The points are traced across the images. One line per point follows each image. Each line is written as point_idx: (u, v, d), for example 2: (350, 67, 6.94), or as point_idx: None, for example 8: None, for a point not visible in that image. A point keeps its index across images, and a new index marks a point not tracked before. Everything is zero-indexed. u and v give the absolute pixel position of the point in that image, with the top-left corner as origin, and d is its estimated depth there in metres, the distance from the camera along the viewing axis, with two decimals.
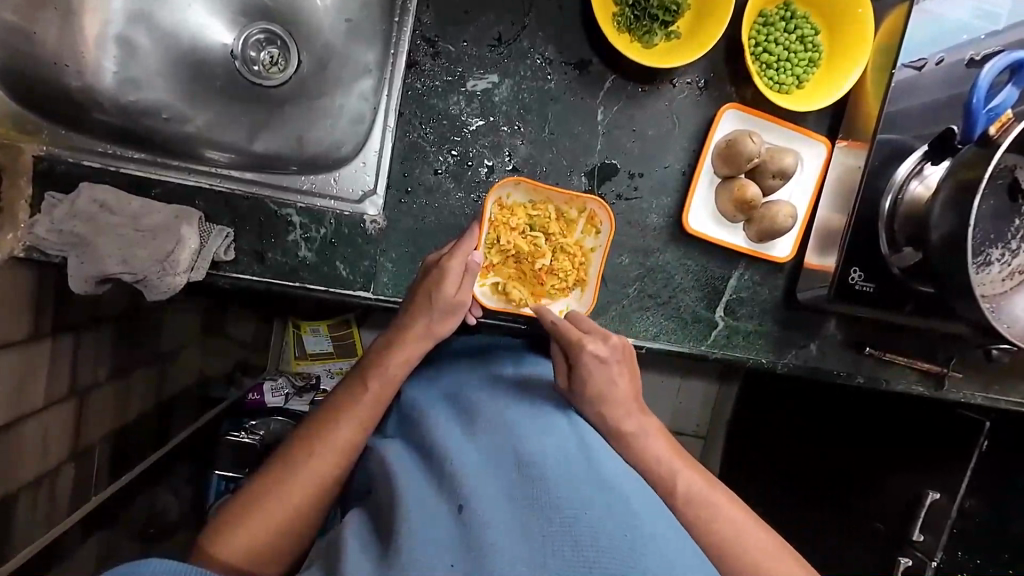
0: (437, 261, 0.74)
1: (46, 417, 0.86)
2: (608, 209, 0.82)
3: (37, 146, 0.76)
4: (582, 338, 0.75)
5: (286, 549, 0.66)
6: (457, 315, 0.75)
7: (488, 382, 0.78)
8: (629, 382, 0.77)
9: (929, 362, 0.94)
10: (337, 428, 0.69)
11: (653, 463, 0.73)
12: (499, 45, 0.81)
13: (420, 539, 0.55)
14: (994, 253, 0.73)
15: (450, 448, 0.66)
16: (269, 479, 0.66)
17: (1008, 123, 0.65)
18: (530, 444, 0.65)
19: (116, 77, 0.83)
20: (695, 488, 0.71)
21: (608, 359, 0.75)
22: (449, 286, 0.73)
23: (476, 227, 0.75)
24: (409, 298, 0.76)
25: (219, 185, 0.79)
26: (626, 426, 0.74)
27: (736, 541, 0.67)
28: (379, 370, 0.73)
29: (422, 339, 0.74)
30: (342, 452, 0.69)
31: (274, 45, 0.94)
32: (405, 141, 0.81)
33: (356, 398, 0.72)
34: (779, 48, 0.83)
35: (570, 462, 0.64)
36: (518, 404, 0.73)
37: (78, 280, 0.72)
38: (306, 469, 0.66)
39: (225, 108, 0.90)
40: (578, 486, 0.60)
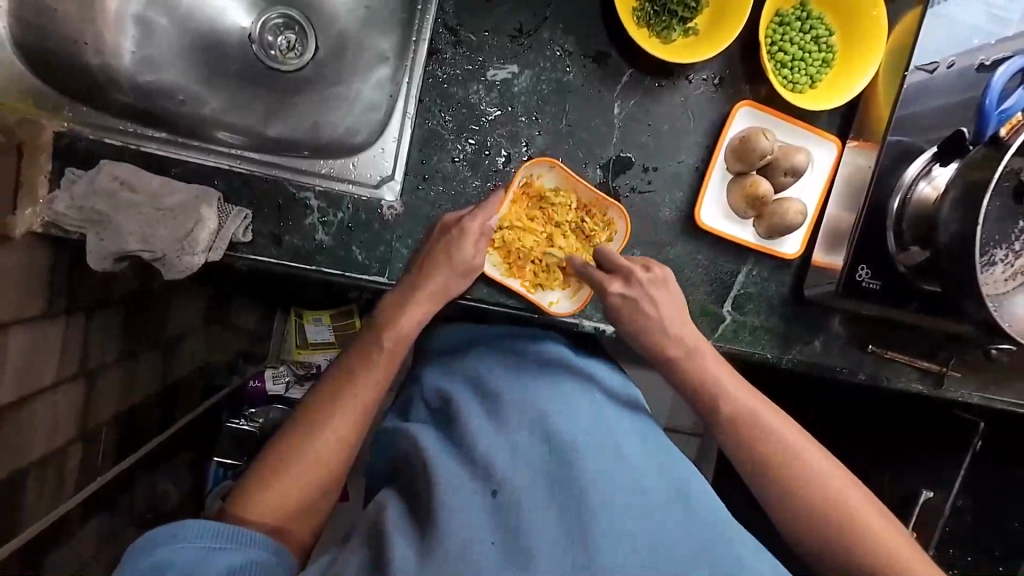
0: (456, 220, 0.76)
1: (55, 395, 0.86)
2: (627, 219, 0.84)
3: (57, 123, 0.75)
4: (604, 279, 0.79)
5: (312, 513, 0.67)
6: (472, 277, 0.77)
7: (509, 361, 0.79)
8: (671, 308, 0.78)
9: (929, 361, 0.96)
10: (353, 392, 0.70)
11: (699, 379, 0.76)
12: (520, 36, 0.82)
13: (462, 520, 0.58)
14: (998, 254, 0.75)
15: (479, 433, 0.67)
16: (288, 443, 0.67)
17: (1018, 125, 0.67)
18: (558, 424, 0.67)
19: (135, 57, 0.83)
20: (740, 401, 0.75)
21: (637, 285, 0.78)
22: (468, 247, 0.75)
23: (498, 194, 0.78)
24: (419, 260, 0.76)
25: (237, 166, 0.80)
26: (667, 349, 0.77)
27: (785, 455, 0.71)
28: (394, 329, 0.73)
29: (432, 298, 0.74)
30: (358, 412, 0.69)
31: (292, 30, 0.94)
32: (424, 128, 0.82)
33: (370, 358, 0.72)
34: (794, 47, 0.84)
35: (597, 444, 0.66)
36: (540, 385, 0.74)
37: (95, 257, 0.72)
38: (325, 432, 0.67)
39: (244, 92, 0.91)
40: (608, 471, 0.62)
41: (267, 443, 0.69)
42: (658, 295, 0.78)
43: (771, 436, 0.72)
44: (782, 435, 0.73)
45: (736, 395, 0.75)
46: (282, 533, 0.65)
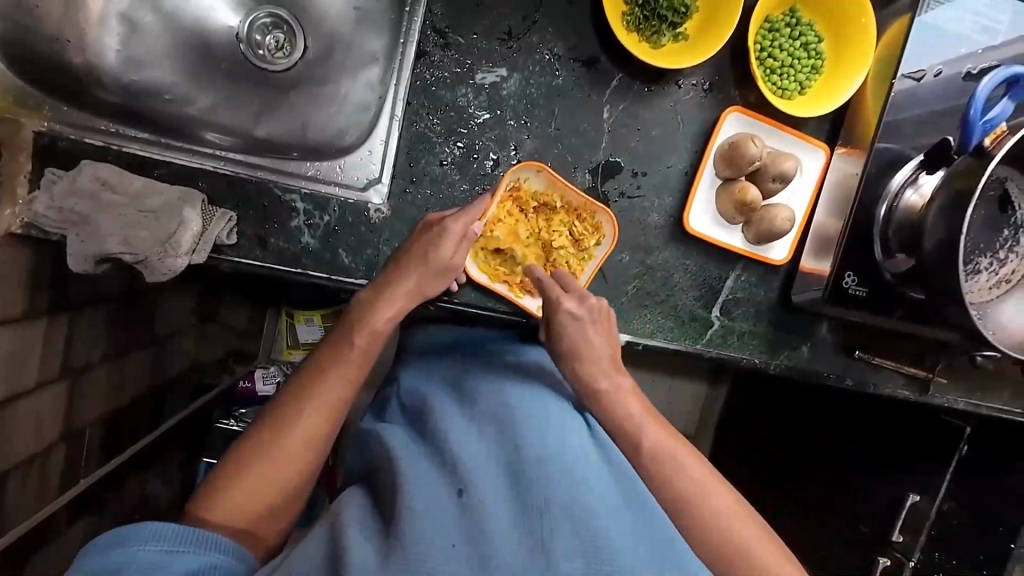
0: (439, 219, 0.75)
1: (40, 396, 0.85)
2: (615, 223, 0.84)
3: (39, 122, 0.74)
4: (560, 296, 0.78)
5: (283, 510, 0.67)
6: (448, 278, 0.76)
7: (487, 367, 0.79)
8: (607, 340, 0.79)
9: (916, 367, 0.97)
10: (322, 388, 0.69)
11: (625, 418, 0.76)
12: (509, 39, 0.81)
13: (423, 521, 0.57)
14: (983, 262, 0.76)
15: (453, 436, 0.67)
16: (255, 443, 0.66)
17: (1003, 135, 0.66)
18: (530, 430, 0.67)
19: (119, 55, 0.82)
20: (658, 442, 0.74)
21: (586, 311, 0.78)
22: (446, 249, 0.74)
23: (484, 199, 0.78)
24: (398, 259, 0.75)
25: (222, 168, 0.79)
26: (599, 384, 0.77)
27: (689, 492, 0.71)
28: (365, 325, 0.72)
29: (407, 295, 0.74)
30: (328, 409, 0.69)
31: (280, 30, 0.93)
32: (412, 131, 0.82)
33: (340, 354, 0.71)
34: (784, 53, 0.84)
35: (568, 453, 0.66)
36: (517, 391, 0.74)
37: (77, 259, 0.72)
38: (293, 429, 0.67)
39: (230, 91, 0.90)
40: (578, 479, 0.63)
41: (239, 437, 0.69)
42: (596, 326, 0.78)
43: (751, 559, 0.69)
44: (762, 558, 0.69)
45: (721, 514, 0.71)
46: (250, 532, 0.65)
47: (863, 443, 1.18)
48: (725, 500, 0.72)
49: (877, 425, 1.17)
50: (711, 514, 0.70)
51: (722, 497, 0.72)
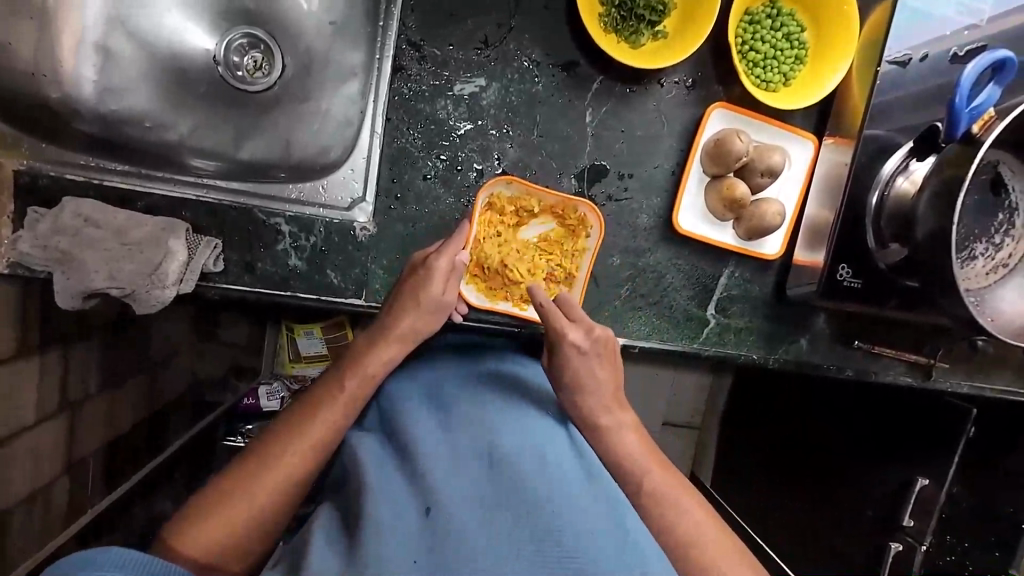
0: (424, 259, 0.75)
1: (36, 434, 0.85)
2: (599, 213, 0.82)
3: (19, 159, 0.75)
4: (564, 325, 0.77)
5: (253, 545, 0.66)
6: (441, 315, 0.76)
7: (467, 377, 0.80)
8: (611, 375, 0.79)
9: (916, 354, 0.96)
10: (308, 432, 0.69)
11: (625, 455, 0.75)
12: (485, 47, 0.80)
13: (388, 533, 0.58)
14: (978, 248, 0.75)
15: (425, 443, 0.68)
16: (237, 477, 0.66)
17: (992, 121, 0.65)
18: (504, 438, 0.69)
19: (96, 86, 0.80)
20: (660, 485, 0.72)
21: (586, 349, 0.77)
22: (437, 287, 0.74)
23: (466, 226, 0.76)
24: (391, 299, 0.76)
25: (206, 196, 0.78)
26: (602, 419, 0.77)
27: (698, 538, 0.69)
28: (358, 369, 0.74)
29: (402, 340, 0.75)
30: (314, 448, 0.69)
31: (258, 49, 0.93)
32: (393, 146, 0.81)
33: (331, 395, 0.72)
34: (766, 45, 0.83)
35: (537, 453, 0.68)
36: (496, 402, 0.75)
37: (65, 297, 0.72)
38: (273, 470, 0.66)
39: (208, 114, 0.89)
40: (545, 475, 0.65)
41: (220, 469, 0.69)
42: (603, 364, 0.78)
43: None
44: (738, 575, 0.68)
45: (691, 520, 0.70)
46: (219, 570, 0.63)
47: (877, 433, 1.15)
48: (700, 514, 0.71)
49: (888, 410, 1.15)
50: (680, 516, 0.70)
51: (691, 505, 0.72)
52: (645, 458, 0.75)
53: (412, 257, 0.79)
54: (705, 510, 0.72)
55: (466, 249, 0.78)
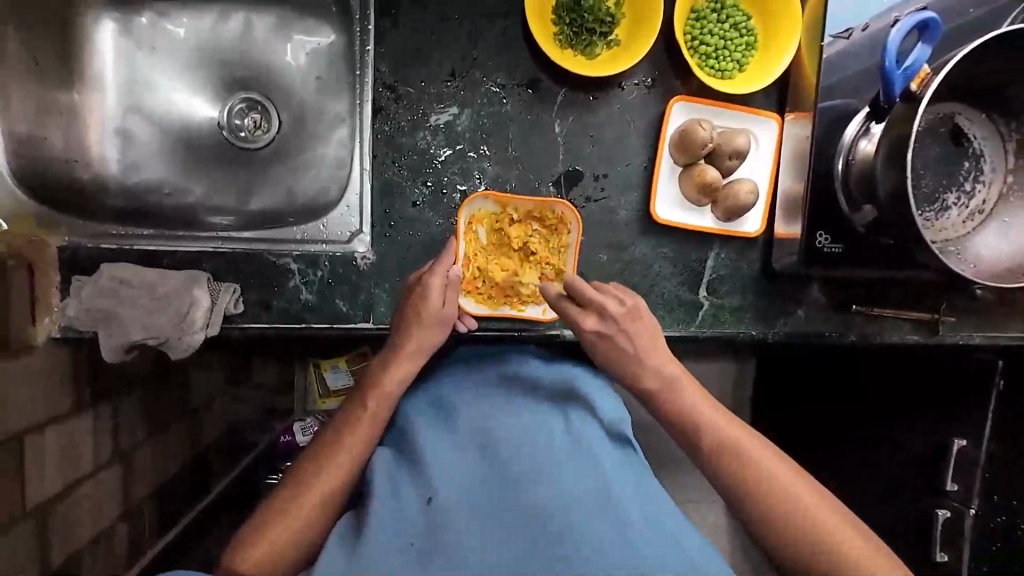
0: (419, 278, 0.81)
1: (95, 481, 0.94)
2: (576, 210, 0.87)
3: (59, 238, 0.83)
4: (578, 312, 0.83)
5: (301, 564, 0.71)
6: (445, 325, 0.82)
7: (470, 385, 0.87)
8: (632, 319, 0.82)
9: (919, 311, 0.96)
10: (339, 451, 0.75)
11: (649, 373, 0.82)
12: (454, 79, 0.88)
13: (391, 529, 0.70)
14: (950, 198, 0.77)
15: (428, 452, 0.78)
16: (279, 503, 0.72)
17: (928, 77, 0.68)
18: (500, 444, 0.78)
19: (120, 163, 0.93)
20: (685, 397, 0.80)
21: (609, 320, 0.81)
22: (434, 300, 0.80)
23: (451, 243, 0.83)
24: (398, 321, 0.83)
25: (222, 247, 0.86)
26: (618, 349, 0.82)
27: (724, 439, 0.76)
28: (376, 389, 0.80)
29: (412, 357, 0.81)
30: (345, 466, 0.75)
31: (256, 111, 1.01)
32: (382, 179, 0.88)
33: (355, 418, 0.78)
34: (715, 38, 0.88)
35: (529, 454, 0.77)
36: (497, 408, 0.83)
37: (110, 351, 0.82)
38: (309, 491, 0.72)
39: (217, 175, 0.99)
40: (533, 482, 0.74)
41: (263, 500, 0.75)
42: (638, 325, 0.82)
43: (775, 485, 0.72)
44: (785, 482, 0.72)
45: (733, 436, 0.76)
46: None
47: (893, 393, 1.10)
48: (742, 431, 0.77)
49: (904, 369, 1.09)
50: (723, 434, 0.76)
51: (728, 423, 0.78)
52: (669, 373, 0.82)
53: (410, 276, 0.86)
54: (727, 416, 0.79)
55: (455, 263, 0.84)
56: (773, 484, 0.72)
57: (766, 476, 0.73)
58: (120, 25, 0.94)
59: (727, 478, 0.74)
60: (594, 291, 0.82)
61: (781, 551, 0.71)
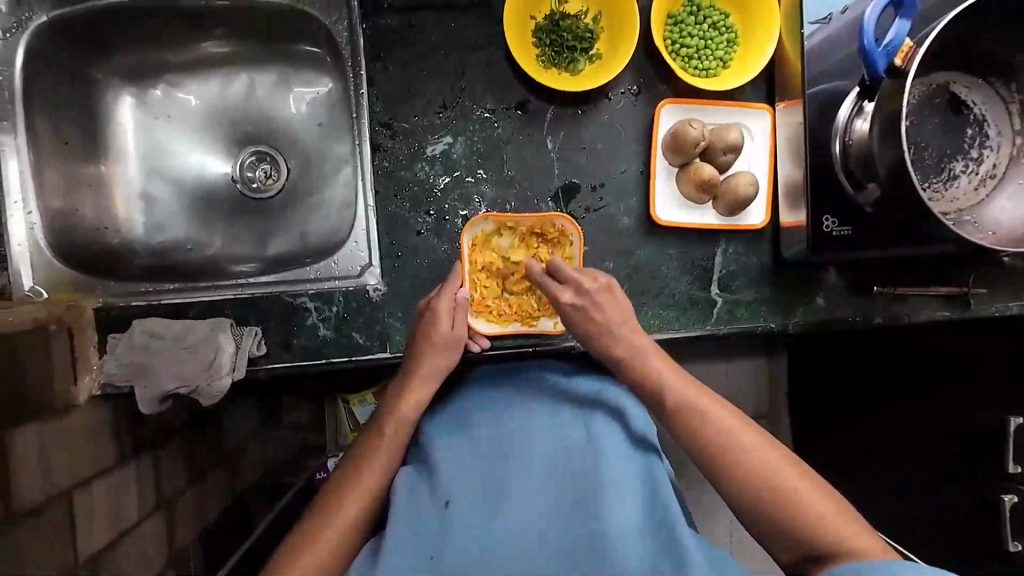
0: (428, 303, 0.83)
1: (140, 531, 0.97)
2: (576, 222, 0.88)
3: (95, 300, 0.88)
4: (554, 291, 0.83)
5: None
6: (457, 347, 0.83)
7: (486, 399, 0.89)
8: (621, 312, 0.82)
9: (946, 286, 0.93)
10: (360, 478, 0.77)
11: (659, 377, 0.79)
12: (445, 109, 0.91)
13: (403, 545, 0.73)
14: (958, 166, 0.75)
15: (439, 470, 0.80)
16: (306, 533, 0.73)
17: (911, 50, 0.67)
18: (508, 461, 0.80)
19: (145, 225, 0.99)
20: (691, 398, 0.76)
21: (586, 294, 0.81)
22: (444, 324, 0.81)
23: (457, 267, 0.84)
24: (410, 346, 0.84)
25: (243, 293, 0.90)
26: (622, 352, 0.81)
27: (729, 444, 0.73)
28: (393, 415, 0.82)
29: (427, 381, 0.83)
30: (368, 490, 0.77)
31: (265, 162, 1.07)
32: (386, 213, 0.91)
33: (375, 445, 0.80)
34: (695, 39, 0.89)
35: (535, 470, 0.79)
36: (506, 424, 0.84)
37: (146, 403, 0.86)
38: (332, 519, 0.74)
39: (233, 226, 1.04)
40: (541, 497, 0.77)
41: (291, 531, 0.76)
42: (608, 298, 0.82)
43: (773, 479, 0.70)
44: (786, 479, 0.70)
45: (728, 429, 0.73)
46: None
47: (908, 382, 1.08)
48: (738, 424, 0.74)
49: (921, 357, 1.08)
50: (717, 427, 0.74)
51: (727, 415, 0.75)
52: (674, 375, 0.79)
53: (420, 301, 0.88)
54: (739, 420, 0.74)
55: (464, 286, 0.86)
56: (773, 479, 0.70)
57: (763, 474, 0.70)
58: (136, 99, 1.02)
59: (725, 475, 0.72)
60: (574, 271, 0.83)
61: (785, 551, 0.70)
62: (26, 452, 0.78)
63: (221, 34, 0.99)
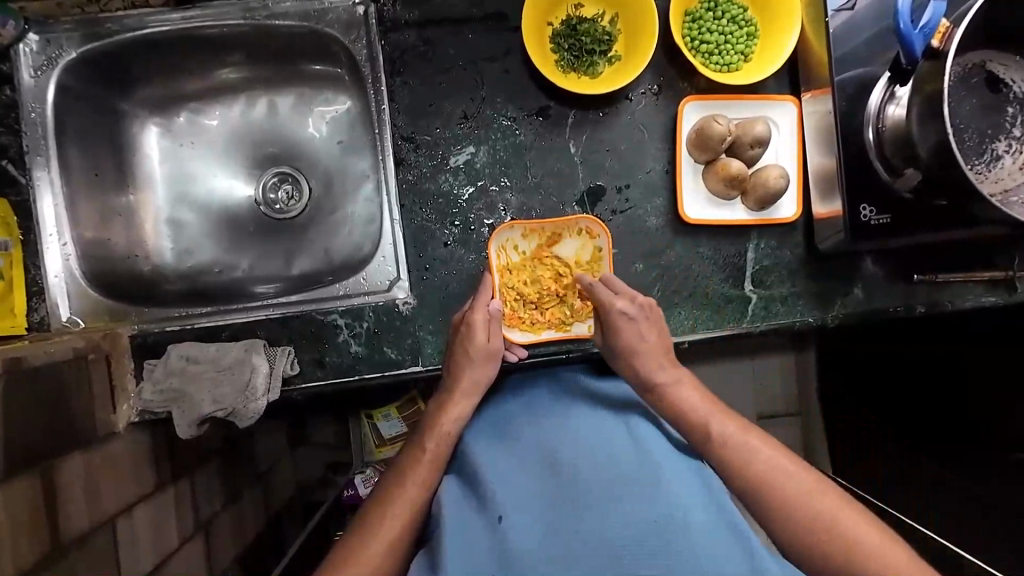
0: (462, 317, 0.82)
1: (183, 555, 0.97)
2: (602, 222, 0.87)
3: (130, 327, 0.89)
4: (611, 299, 0.81)
5: None
6: (495, 360, 0.83)
7: (526, 403, 0.86)
8: (659, 338, 0.83)
9: (992, 270, 0.89)
10: (401, 493, 0.76)
11: (688, 409, 0.78)
12: (466, 120, 0.91)
13: (460, 553, 0.66)
14: (1000, 146, 0.72)
15: (487, 470, 0.75)
16: (347, 551, 0.71)
17: (949, 30, 0.64)
18: (563, 449, 0.75)
19: (174, 251, 1.01)
20: (724, 429, 0.75)
21: (639, 308, 0.82)
22: (480, 336, 0.80)
23: (488, 278, 0.83)
24: (448, 361, 0.84)
25: (273, 313, 0.90)
26: (659, 377, 0.81)
27: (768, 474, 0.71)
28: (434, 431, 0.81)
29: (467, 394, 0.82)
30: (412, 505, 0.75)
31: (288, 183, 1.08)
32: (412, 226, 0.91)
33: (416, 459, 0.79)
34: (715, 34, 0.88)
35: (593, 456, 0.73)
36: (553, 421, 0.80)
37: (184, 427, 0.87)
38: (375, 536, 0.72)
39: (259, 246, 1.05)
40: (606, 485, 0.69)
41: (332, 549, 0.75)
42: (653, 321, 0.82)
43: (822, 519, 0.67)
44: (828, 509, 0.68)
45: (777, 467, 0.72)
46: None
47: (940, 383, 1.09)
48: (784, 458, 0.72)
49: (956, 359, 1.06)
50: (765, 465, 0.72)
51: (769, 450, 0.73)
52: (705, 406, 0.79)
53: (452, 315, 0.87)
54: (776, 450, 0.73)
55: (494, 297, 0.85)
56: (822, 517, 0.67)
57: (818, 515, 0.67)
58: (162, 127, 1.04)
59: (773, 516, 0.69)
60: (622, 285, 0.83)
61: None
62: (74, 481, 0.78)
63: (237, 59, 1.00)
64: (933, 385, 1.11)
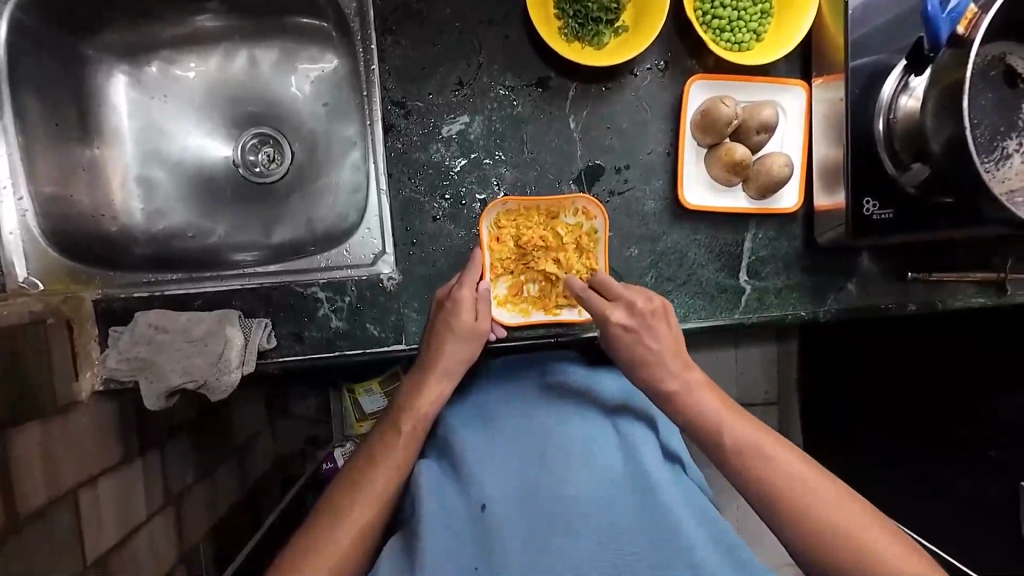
0: (448, 296, 0.79)
1: (151, 529, 0.94)
2: (599, 203, 0.83)
3: (94, 292, 0.84)
4: (606, 308, 0.79)
5: None
6: (478, 343, 0.79)
7: (509, 391, 0.83)
8: (669, 342, 0.78)
9: (984, 270, 0.88)
10: (372, 481, 0.73)
11: (695, 411, 0.75)
12: (461, 87, 0.86)
13: (440, 540, 0.65)
14: (1011, 144, 0.70)
15: (469, 458, 0.73)
16: (312, 539, 0.69)
17: (976, 17, 0.62)
18: (551, 442, 0.73)
19: (144, 212, 0.95)
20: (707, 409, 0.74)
21: (639, 316, 0.78)
22: (466, 316, 0.77)
23: (478, 255, 0.79)
24: (428, 343, 0.80)
25: (249, 283, 0.85)
26: (670, 384, 0.76)
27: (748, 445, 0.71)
28: (410, 414, 0.77)
29: (447, 377, 0.79)
30: (382, 492, 0.72)
31: (269, 145, 1.01)
32: (400, 198, 0.86)
33: (390, 443, 0.76)
34: (728, 10, 0.84)
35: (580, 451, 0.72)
36: (540, 409, 0.78)
37: (152, 398, 0.83)
38: (344, 524, 0.69)
39: (238, 211, 0.99)
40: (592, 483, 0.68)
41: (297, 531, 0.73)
42: (655, 328, 0.78)
43: (786, 478, 0.69)
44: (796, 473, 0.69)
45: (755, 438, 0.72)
46: None
47: (920, 381, 1.09)
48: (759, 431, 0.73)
49: (941, 358, 1.06)
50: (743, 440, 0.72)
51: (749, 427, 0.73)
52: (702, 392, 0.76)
53: (435, 293, 0.84)
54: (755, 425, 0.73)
55: (484, 277, 0.81)
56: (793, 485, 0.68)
57: (793, 488, 0.68)
58: (130, 77, 0.96)
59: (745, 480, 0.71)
60: (622, 288, 0.79)
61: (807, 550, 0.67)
62: (30, 453, 0.74)
63: (214, 7, 0.93)
64: (915, 382, 1.09)
